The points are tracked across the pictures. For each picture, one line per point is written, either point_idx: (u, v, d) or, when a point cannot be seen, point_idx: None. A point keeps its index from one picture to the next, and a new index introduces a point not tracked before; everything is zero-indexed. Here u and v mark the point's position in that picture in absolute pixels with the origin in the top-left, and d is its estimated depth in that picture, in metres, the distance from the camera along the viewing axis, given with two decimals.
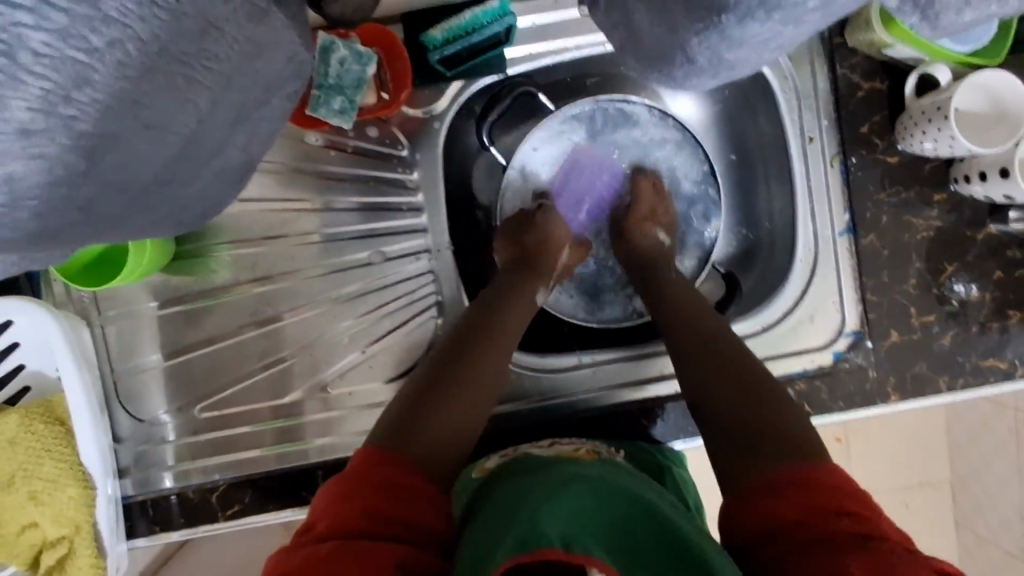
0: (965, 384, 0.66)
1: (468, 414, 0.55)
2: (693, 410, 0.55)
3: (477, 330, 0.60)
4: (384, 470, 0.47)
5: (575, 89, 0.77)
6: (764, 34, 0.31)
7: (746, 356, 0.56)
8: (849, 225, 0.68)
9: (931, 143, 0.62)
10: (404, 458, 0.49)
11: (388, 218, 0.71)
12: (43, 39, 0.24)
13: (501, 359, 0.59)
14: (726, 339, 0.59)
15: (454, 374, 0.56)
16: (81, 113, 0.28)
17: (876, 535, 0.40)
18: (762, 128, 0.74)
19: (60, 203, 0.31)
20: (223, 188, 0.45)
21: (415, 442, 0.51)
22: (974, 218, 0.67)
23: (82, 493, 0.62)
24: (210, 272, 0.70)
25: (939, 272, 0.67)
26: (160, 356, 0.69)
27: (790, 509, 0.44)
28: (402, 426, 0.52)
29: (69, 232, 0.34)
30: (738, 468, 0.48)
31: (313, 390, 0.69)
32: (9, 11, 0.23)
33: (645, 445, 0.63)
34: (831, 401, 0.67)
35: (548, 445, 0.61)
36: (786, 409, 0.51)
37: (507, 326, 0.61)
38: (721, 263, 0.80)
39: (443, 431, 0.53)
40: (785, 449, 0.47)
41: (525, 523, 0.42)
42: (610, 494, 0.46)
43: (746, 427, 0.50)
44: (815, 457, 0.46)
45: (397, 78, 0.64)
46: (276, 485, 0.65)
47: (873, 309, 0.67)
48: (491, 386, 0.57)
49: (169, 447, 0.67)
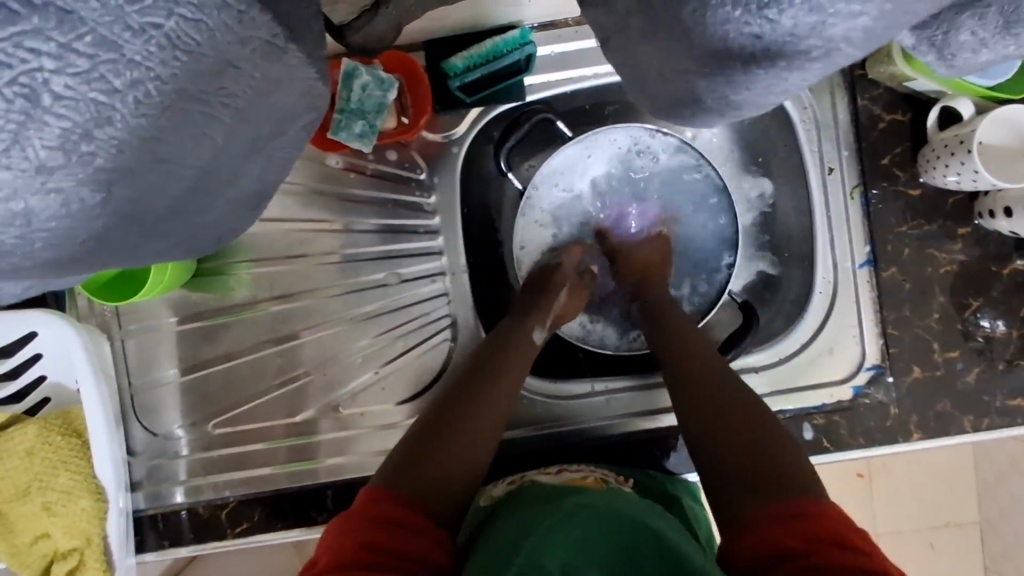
0: (992, 424, 0.64)
1: (474, 441, 0.55)
2: (689, 442, 0.55)
3: (481, 365, 0.61)
4: (392, 501, 0.48)
5: (594, 117, 0.76)
6: (773, 93, 0.31)
7: (745, 389, 0.56)
8: (870, 257, 0.67)
9: (955, 176, 0.61)
10: (411, 488, 0.49)
11: (406, 240, 0.71)
12: (65, 82, 0.25)
13: (507, 396, 0.59)
14: (726, 370, 0.58)
15: (456, 408, 0.56)
16: (99, 149, 0.28)
17: (849, 542, 0.42)
18: (782, 158, 0.73)
19: (75, 232, 0.32)
20: (242, 219, 0.45)
21: (426, 476, 0.50)
22: (999, 253, 0.65)
23: (94, 505, 0.62)
24: (230, 290, 0.71)
25: (962, 307, 0.65)
26: (177, 371, 0.70)
27: (780, 529, 0.44)
28: (404, 459, 0.52)
29: (82, 258, 0.34)
30: (737, 501, 0.48)
31: (326, 409, 0.70)
32: (32, 57, 0.24)
33: (658, 475, 0.62)
34: (851, 437, 0.65)
35: (557, 471, 0.60)
36: (784, 443, 0.50)
37: (517, 363, 0.62)
38: (738, 292, 0.77)
39: (451, 463, 0.52)
40: (780, 474, 0.48)
41: (525, 557, 0.43)
42: (599, 521, 0.46)
43: (740, 460, 0.50)
44: (802, 484, 0.46)
45: (417, 104, 0.65)
46: (287, 503, 0.65)
47: (894, 342, 0.66)
48: (501, 412, 0.58)
49: (181, 462, 0.68)
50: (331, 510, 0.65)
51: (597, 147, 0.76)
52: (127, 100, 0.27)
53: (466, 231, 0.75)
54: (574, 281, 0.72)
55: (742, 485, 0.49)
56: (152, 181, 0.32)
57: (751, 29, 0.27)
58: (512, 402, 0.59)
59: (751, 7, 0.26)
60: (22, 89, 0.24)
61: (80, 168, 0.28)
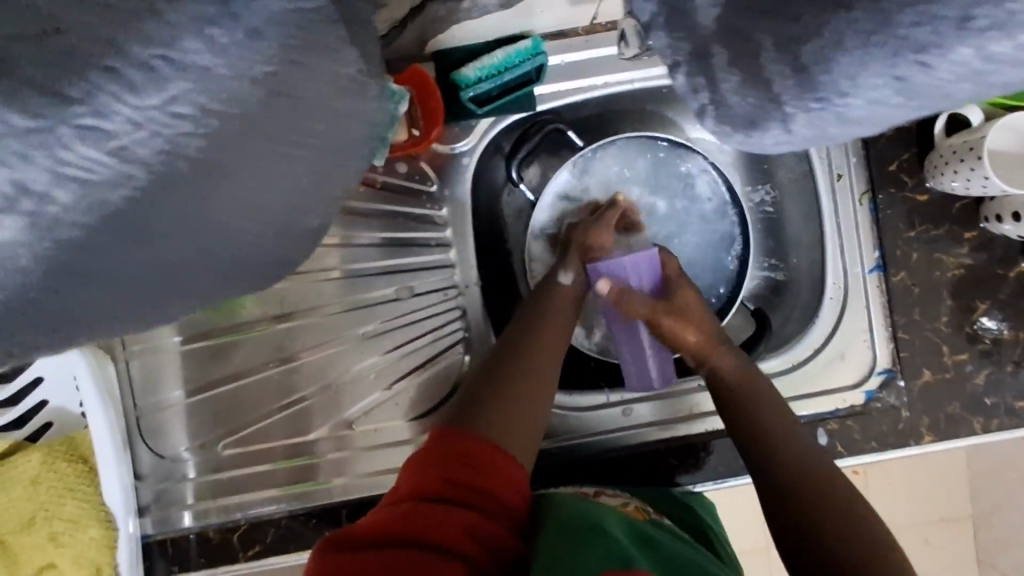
0: (1000, 425, 0.66)
1: (521, 419, 0.59)
2: (733, 433, 0.62)
3: (503, 368, 0.62)
4: (456, 463, 0.51)
5: (600, 124, 0.76)
6: (880, 117, 0.34)
7: (762, 406, 0.61)
8: (879, 262, 0.67)
9: (962, 182, 0.62)
10: (466, 475, 0.50)
11: (415, 253, 0.70)
12: (198, 141, 0.32)
13: (534, 394, 0.61)
14: (740, 383, 0.63)
15: (492, 407, 0.58)
16: (201, 189, 0.34)
17: (872, 536, 0.51)
18: (790, 164, 0.73)
19: (168, 267, 0.38)
20: (298, 250, 0.50)
21: (476, 462, 0.51)
22: (1005, 256, 0.66)
23: (104, 533, 0.61)
24: (237, 308, 0.69)
25: (970, 310, 0.66)
26: (182, 393, 0.68)
27: (840, 540, 0.51)
28: (451, 441, 0.52)
29: (169, 291, 0.40)
30: (779, 496, 0.56)
31: (337, 426, 0.68)
32: (177, 120, 0.30)
33: (680, 493, 0.63)
34: (864, 442, 0.66)
35: (594, 495, 0.60)
36: (810, 446, 0.59)
37: (542, 360, 0.64)
38: (749, 299, 0.79)
39: (497, 451, 0.53)
40: (829, 492, 0.54)
41: (610, 546, 0.45)
42: (637, 534, 0.51)
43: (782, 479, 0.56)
44: (831, 484, 0.55)
45: (428, 115, 0.63)
46: (299, 524, 0.64)
47: (905, 346, 0.67)
48: (542, 391, 0.62)
49: (189, 484, 0.67)
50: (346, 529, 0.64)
51: (598, 167, 0.77)
52: (230, 147, 0.33)
53: (477, 241, 0.75)
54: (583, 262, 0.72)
55: (788, 504, 0.55)
56: (236, 219, 0.39)
57: (899, 71, 0.30)
58: (541, 399, 0.61)
59: (893, 58, 0.30)
60: (165, 153, 0.31)
61: (173, 206, 0.34)
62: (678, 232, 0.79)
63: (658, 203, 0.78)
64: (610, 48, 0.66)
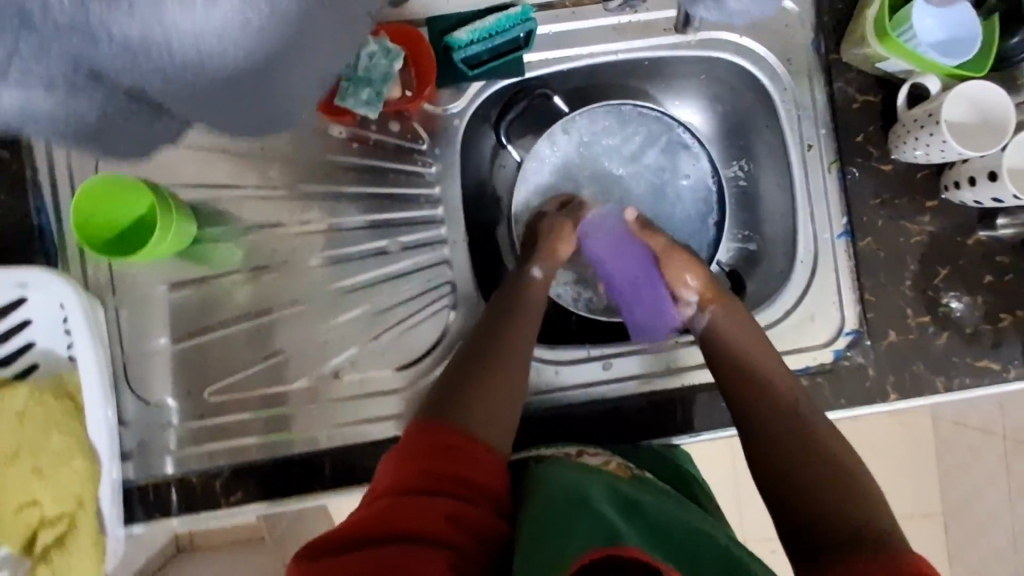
0: (962, 384, 0.69)
1: (501, 402, 0.60)
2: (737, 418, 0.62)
3: (483, 354, 0.63)
4: (434, 455, 0.53)
5: (584, 95, 0.79)
6: None
7: (762, 417, 0.61)
8: (847, 228, 0.71)
9: (923, 149, 0.65)
10: (444, 464, 0.53)
11: (403, 207, 0.71)
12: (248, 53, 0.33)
13: (513, 376, 0.62)
14: (742, 396, 0.63)
15: (471, 395, 0.60)
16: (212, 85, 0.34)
17: (869, 515, 0.51)
18: (765, 138, 0.77)
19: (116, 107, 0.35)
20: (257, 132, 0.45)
21: (453, 449, 0.54)
22: (965, 224, 0.70)
23: (88, 467, 0.61)
24: (226, 258, 0.70)
25: (933, 275, 0.70)
26: (168, 341, 0.69)
27: (846, 550, 0.48)
28: (429, 434, 0.55)
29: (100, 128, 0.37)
30: (779, 478, 0.57)
31: (322, 377, 0.69)
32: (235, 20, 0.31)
33: (658, 447, 0.67)
34: (833, 398, 0.69)
35: (576, 454, 0.62)
36: (806, 422, 0.59)
37: (517, 340, 0.65)
38: (726, 263, 0.82)
39: (473, 439, 0.56)
40: (832, 498, 0.53)
41: (600, 529, 0.44)
42: (625, 504, 0.51)
43: (785, 490, 0.56)
44: (826, 463, 0.56)
45: (422, 75, 0.65)
46: (280, 473, 0.66)
47: (871, 308, 0.70)
48: (520, 371, 0.63)
49: (172, 432, 0.67)
50: (329, 478, 0.66)
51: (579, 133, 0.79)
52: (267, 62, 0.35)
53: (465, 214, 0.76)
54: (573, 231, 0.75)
55: (793, 516, 0.54)
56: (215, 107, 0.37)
57: None
58: (521, 379, 0.63)
59: None
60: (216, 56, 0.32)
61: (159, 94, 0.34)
62: (656, 206, 0.82)
63: (633, 179, 0.81)
64: (597, 22, 0.70)
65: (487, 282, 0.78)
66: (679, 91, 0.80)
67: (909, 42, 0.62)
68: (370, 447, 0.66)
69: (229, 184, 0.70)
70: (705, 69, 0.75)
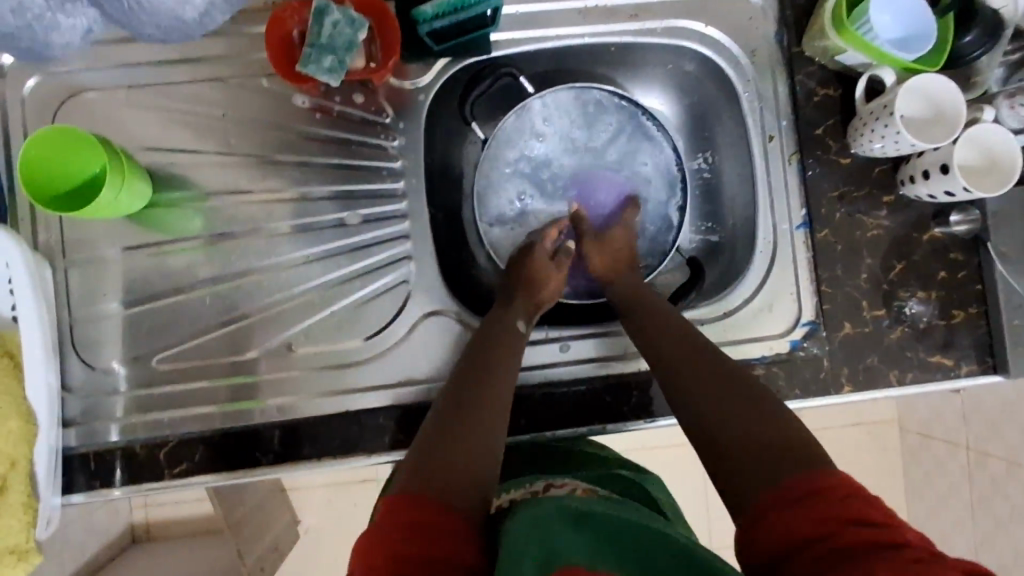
0: (914, 378, 0.69)
1: (467, 451, 0.55)
2: (700, 437, 0.57)
3: (458, 411, 0.58)
4: (399, 538, 0.46)
5: (553, 80, 0.79)
6: None
7: (699, 391, 0.59)
8: (806, 219, 0.72)
9: (879, 141, 0.67)
10: (412, 542, 0.46)
11: (365, 181, 0.71)
12: None
13: (490, 435, 0.57)
14: (676, 373, 0.61)
15: (445, 454, 0.54)
16: None
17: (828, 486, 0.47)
18: (728, 129, 0.78)
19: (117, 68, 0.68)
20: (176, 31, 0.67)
21: (419, 522, 0.48)
22: (920, 220, 0.71)
23: (23, 427, 0.60)
24: (183, 223, 0.69)
25: (888, 269, 0.71)
26: (120, 305, 0.68)
27: (784, 528, 0.46)
28: (397, 508, 0.49)
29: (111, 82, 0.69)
30: (742, 477, 0.51)
31: (275, 348, 0.68)
32: None
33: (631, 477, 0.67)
34: (789, 387, 0.69)
35: (544, 489, 0.57)
36: (763, 412, 0.55)
37: (479, 378, 0.61)
38: (687, 250, 0.83)
39: (445, 506, 0.49)
40: (767, 467, 0.51)
41: (533, 530, 0.43)
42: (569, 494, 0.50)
43: (723, 475, 0.53)
44: (795, 450, 0.51)
45: (386, 47, 0.66)
46: (227, 444, 0.65)
47: (827, 299, 0.71)
48: (486, 410, 0.59)
49: (119, 399, 0.66)
50: (278, 451, 0.65)
51: (545, 118, 0.80)
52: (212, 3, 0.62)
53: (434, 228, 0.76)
54: (548, 263, 0.74)
55: (734, 512, 0.51)
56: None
57: None
58: (496, 437, 0.58)
59: None
60: None
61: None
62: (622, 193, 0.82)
63: (598, 166, 0.82)
64: (564, 5, 0.71)
65: (450, 256, 0.78)
66: (647, 81, 0.81)
67: (864, 34, 0.64)
68: (321, 422, 0.65)
69: (191, 148, 0.69)
70: (672, 58, 0.76)
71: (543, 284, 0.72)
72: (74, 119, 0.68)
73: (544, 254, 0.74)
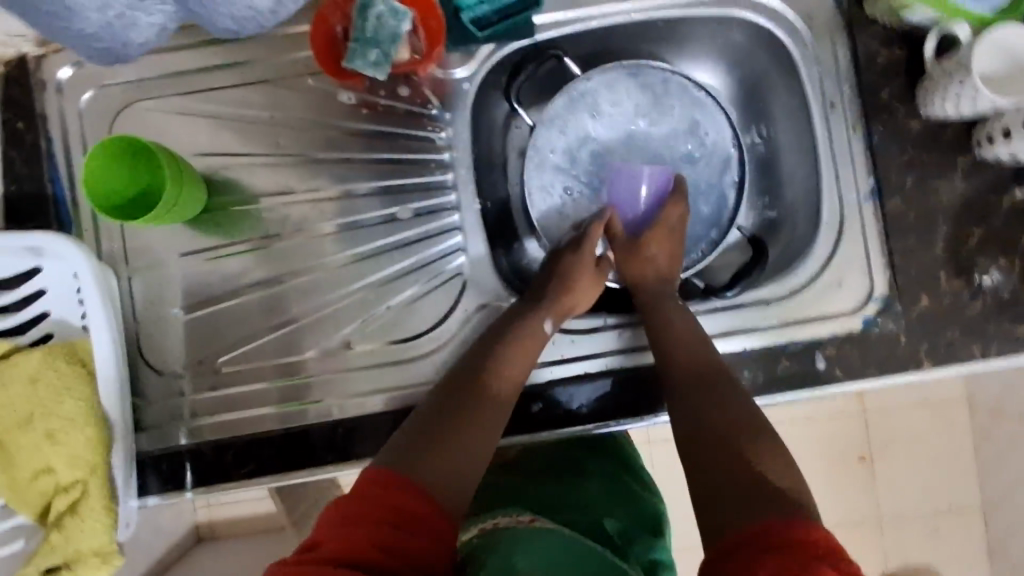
0: (1000, 351, 0.65)
1: (470, 450, 0.56)
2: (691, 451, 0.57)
3: (467, 408, 0.59)
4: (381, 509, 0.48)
5: (597, 61, 0.77)
6: None
7: (687, 407, 0.59)
8: (874, 189, 0.68)
9: (953, 101, 0.62)
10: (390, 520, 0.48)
11: (413, 175, 0.70)
12: None
13: (488, 436, 0.58)
14: (674, 383, 0.61)
15: (444, 446, 0.55)
16: None
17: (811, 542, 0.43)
18: (784, 100, 0.74)
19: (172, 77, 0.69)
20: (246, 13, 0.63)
21: (404, 506, 0.49)
22: (999, 182, 0.67)
23: (98, 435, 0.61)
24: (239, 225, 0.70)
25: (967, 236, 0.67)
26: (181, 311, 0.69)
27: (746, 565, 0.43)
28: (384, 489, 0.50)
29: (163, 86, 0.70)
30: (721, 519, 0.49)
31: (331, 346, 0.68)
32: None
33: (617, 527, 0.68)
34: (863, 365, 0.66)
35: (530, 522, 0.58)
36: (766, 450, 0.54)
37: (501, 372, 0.61)
38: (745, 228, 0.80)
39: (432, 501, 0.51)
40: (749, 504, 0.49)
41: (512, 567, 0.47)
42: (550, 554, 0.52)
43: (706, 502, 0.52)
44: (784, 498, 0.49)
45: (430, 35, 0.65)
46: (290, 444, 0.65)
47: (902, 273, 0.67)
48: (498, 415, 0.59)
49: (185, 402, 0.67)
50: (341, 449, 0.65)
51: (589, 102, 0.78)
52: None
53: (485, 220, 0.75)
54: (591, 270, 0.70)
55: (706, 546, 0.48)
56: None
57: None
58: (495, 441, 0.58)
59: None
60: None
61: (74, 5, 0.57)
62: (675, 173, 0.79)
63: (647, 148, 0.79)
64: None
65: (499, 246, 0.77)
66: (696, 54, 0.78)
67: None
68: (381, 418, 0.65)
69: (241, 150, 0.70)
70: (722, 30, 0.73)
71: (577, 283, 0.68)
72: (130, 129, 0.69)
73: (589, 254, 0.70)
